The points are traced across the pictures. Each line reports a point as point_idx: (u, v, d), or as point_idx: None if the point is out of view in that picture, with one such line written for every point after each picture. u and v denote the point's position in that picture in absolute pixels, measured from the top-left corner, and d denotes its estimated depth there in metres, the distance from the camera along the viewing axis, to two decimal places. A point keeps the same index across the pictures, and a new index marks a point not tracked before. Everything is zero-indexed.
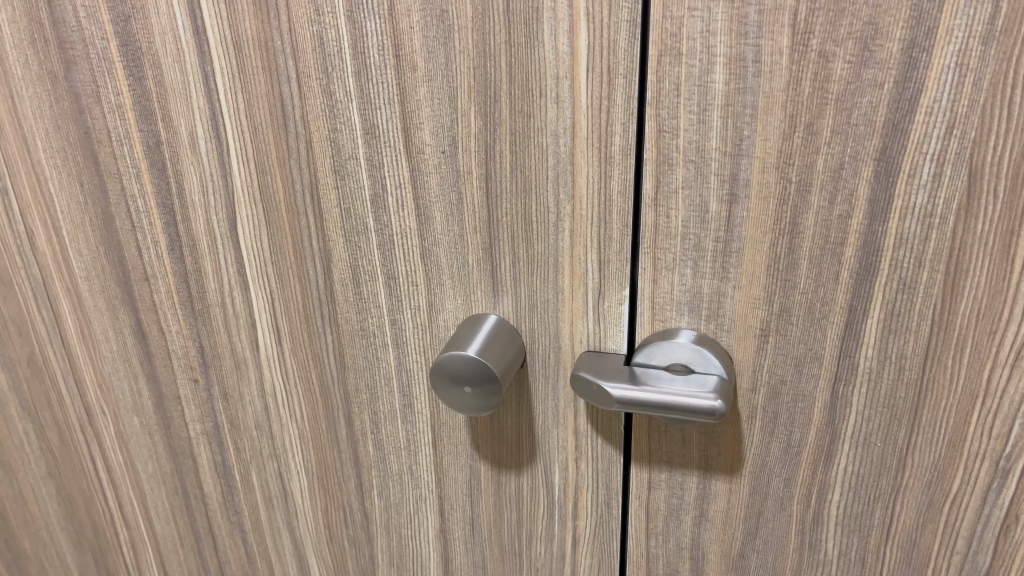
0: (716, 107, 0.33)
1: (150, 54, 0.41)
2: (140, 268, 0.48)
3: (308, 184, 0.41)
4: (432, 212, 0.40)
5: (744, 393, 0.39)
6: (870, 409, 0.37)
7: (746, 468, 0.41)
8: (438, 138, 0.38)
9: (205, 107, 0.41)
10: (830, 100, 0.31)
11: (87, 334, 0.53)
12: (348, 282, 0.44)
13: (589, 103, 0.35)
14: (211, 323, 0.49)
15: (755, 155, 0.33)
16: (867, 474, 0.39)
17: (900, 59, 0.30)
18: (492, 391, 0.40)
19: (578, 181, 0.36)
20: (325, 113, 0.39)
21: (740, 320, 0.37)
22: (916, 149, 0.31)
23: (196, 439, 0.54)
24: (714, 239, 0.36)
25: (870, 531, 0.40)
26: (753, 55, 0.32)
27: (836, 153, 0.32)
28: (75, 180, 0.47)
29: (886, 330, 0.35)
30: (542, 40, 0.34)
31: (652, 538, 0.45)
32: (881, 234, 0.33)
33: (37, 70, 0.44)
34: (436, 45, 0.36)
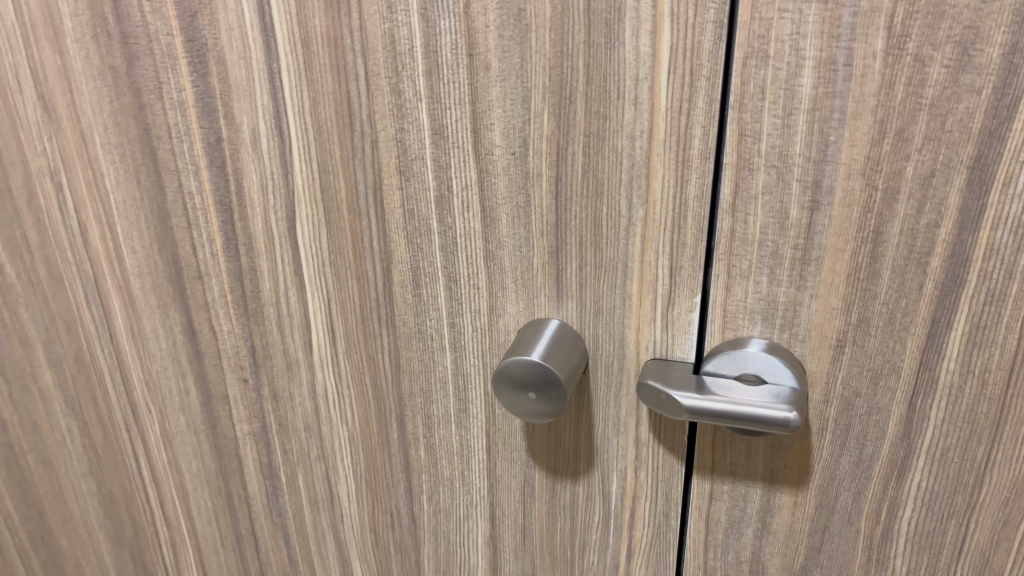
0: (802, 111, 0.32)
1: (216, 50, 0.40)
2: (194, 266, 0.48)
3: (371, 184, 0.41)
4: (498, 214, 0.39)
5: (815, 404, 0.38)
6: (949, 424, 0.36)
7: (813, 481, 0.40)
8: (508, 139, 0.37)
9: (269, 104, 0.41)
10: (924, 105, 0.30)
11: (137, 331, 0.53)
12: (408, 284, 0.43)
13: (669, 105, 0.34)
14: (263, 323, 0.48)
15: (841, 161, 0.33)
16: (941, 491, 0.38)
17: (1001, 65, 0.29)
18: (557, 397, 0.39)
19: (653, 185, 0.36)
20: (393, 113, 0.39)
21: (815, 330, 0.36)
22: (1012, 158, 0.30)
23: (243, 439, 0.54)
24: (793, 247, 0.35)
25: (941, 549, 0.39)
26: (844, 58, 0.31)
27: (926, 160, 0.31)
28: (131, 176, 0.46)
29: (970, 343, 0.34)
30: (623, 41, 0.33)
31: (711, 551, 0.44)
32: (971, 244, 0.32)
33: (99, 65, 0.44)
34: (512, 45, 0.35)
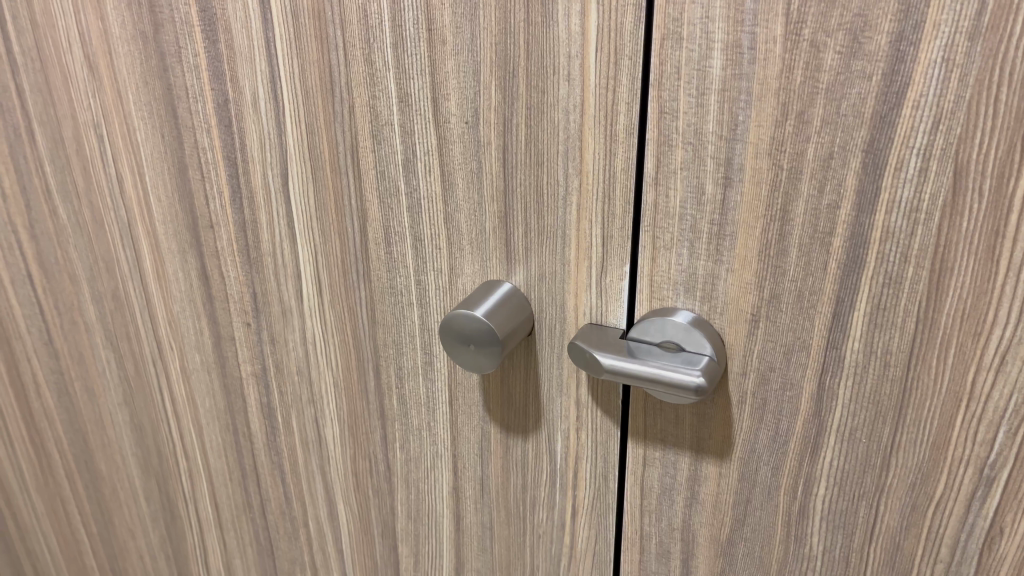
0: (713, 91, 0.34)
1: (224, 20, 0.45)
2: (207, 216, 0.54)
3: (350, 146, 0.45)
4: (455, 179, 0.43)
5: (734, 376, 0.40)
6: (856, 403, 0.37)
7: (735, 454, 0.42)
8: (463, 109, 0.41)
9: (265, 70, 0.45)
10: (821, 89, 0.32)
11: (161, 273, 0.59)
12: (380, 242, 0.47)
13: (598, 82, 0.37)
14: (263, 271, 0.53)
15: (748, 140, 0.34)
16: (851, 471, 0.39)
17: (888, 52, 0.30)
18: (493, 352, 0.42)
19: (586, 157, 0.38)
20: (366, 81, 0.43)
21: (732, 303, 0.38)
22: (903, 143, 0.32)
23: (248, 379, 0.59)
24: (709, 222, 0.37)
25: (853, 530, 0.40)
26: (748, 43, 0.33)
27: (825, 142, 0.33)
28: (157, 132, 0.52)
29: (871, 324, 0.35)
30: (557, 20, 0.36)
31: (646, 516, 0.46)
32: (868, 226, 0.33)
33: (132, 30, 0.49)
34: (464, 22, 0.38)
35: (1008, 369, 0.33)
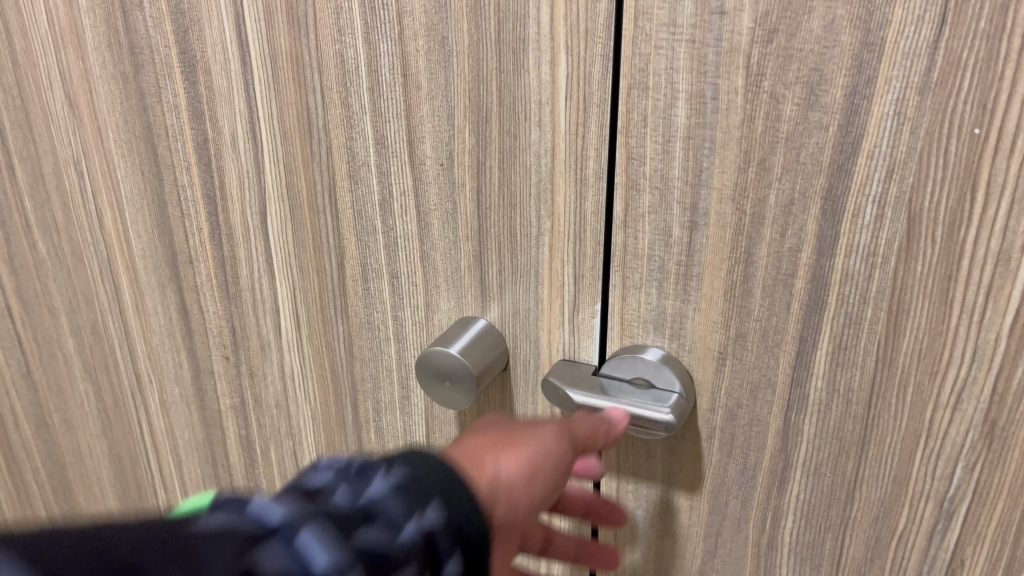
0: (679, 139, 0.35)
1: (203, 62, 0.46)
2: (186, 252, 0.54)
3: (328, 186, 0.46)
4: (430, 218, 0.44)
5: (703, 412, 0.41)
6: (820, 438, 0.38)
7: (705, 487, 0.43)
8: (438, 151, 0.42)
9: (244, 111, 0.46)
10: (781, 138, 0.33)
11: (140, 307, 0.59)
12: (358, 279, 0.48)
13: (568, 128, 0.38)
14: (242, 306, 0.54)
15: (713, 186, 0.36)
16: (817, 504, 0.40)
17: (843, 105, 0.32)
18: (468, 388, 0.43)
19: (557, 199, 0.39)
20: (343, 123, 0.43)
21: (700, 341, 0.39)
22: (859, 191, 0.33)
23: (226, 411, 0.60)
24: (677, 262, 0.38)
25: (821, 561, 0.41)
26: (711, 93, 0.34)
27: (786, 189, 0.34)
28: (138, 168, 0.53)
29: (834, 363, 0.36)
30: (528, 68, 0.37)
31: (620, 547, 0.47)
32: (828, 269, 0.35)
33: (112, 70, 0.50)
34: (438, 68, 0.39)
35: (963, 407, 0.34)
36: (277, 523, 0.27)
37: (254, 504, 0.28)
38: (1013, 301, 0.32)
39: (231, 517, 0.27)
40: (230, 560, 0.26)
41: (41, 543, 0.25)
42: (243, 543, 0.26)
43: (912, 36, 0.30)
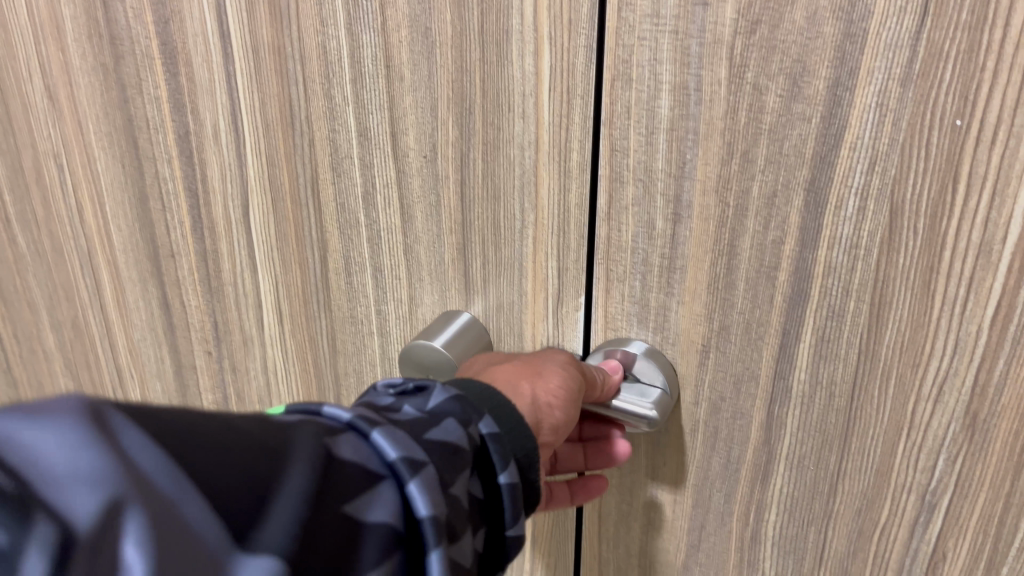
0: (663, 130, 0.35)
1: (184, 53, 0.46)
2: (168, 245, 0.53)
3: (310, 178, 0.46)
4: (414, 211, 0.43)
5: (687, 405, 0.41)
6: (803, 431, 0.38)
7: (689, 480, 0.43)
8: (421, 144, 0.41)
9: (226, 103, 0.46)
10: (764, 130, 0.33)
11: (121, 301, 0.58)
12: (341, 272, 0.47)
13: (551, 120, 0.37)
14: (224, 300, 0.53)
15: (696, 178, 0.36)
16: (801, 497, 0.40)
17: (826, 96, 0.32)
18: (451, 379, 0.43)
19: (540, 191, 0.39)
20: (326, 115, 0.43)
21: (683, 334, 0.39)
22: (842, 183, 0.33)
23: (209, 407, 0.59)
24: (660, 255, 0.38)
25: (804, 554, 0.41)
26: (695, 84, 0.34)
27: (769, 180, 0.34)
28: (118, 161, 0.52)
29: (817, 356, 0.36)
30: (511, 59, 0.37)
31: (604, 541, 0.47)
32: (811, 261, 0.35)
33: (92, 62, 0.49)
34: (421, 59, 0.39)
35: (945, 398, 0.34)
36: (349, 422, 0.29)
37: (325, 409, 0.30)
38: (994, 292, 0.32)
39: (303, 418, 0.29)
40: (315, 442, 0.27)
41: (141, 407, 0.24)
42: (322, 433, 0.28)
43: (894, 28, 0.30)
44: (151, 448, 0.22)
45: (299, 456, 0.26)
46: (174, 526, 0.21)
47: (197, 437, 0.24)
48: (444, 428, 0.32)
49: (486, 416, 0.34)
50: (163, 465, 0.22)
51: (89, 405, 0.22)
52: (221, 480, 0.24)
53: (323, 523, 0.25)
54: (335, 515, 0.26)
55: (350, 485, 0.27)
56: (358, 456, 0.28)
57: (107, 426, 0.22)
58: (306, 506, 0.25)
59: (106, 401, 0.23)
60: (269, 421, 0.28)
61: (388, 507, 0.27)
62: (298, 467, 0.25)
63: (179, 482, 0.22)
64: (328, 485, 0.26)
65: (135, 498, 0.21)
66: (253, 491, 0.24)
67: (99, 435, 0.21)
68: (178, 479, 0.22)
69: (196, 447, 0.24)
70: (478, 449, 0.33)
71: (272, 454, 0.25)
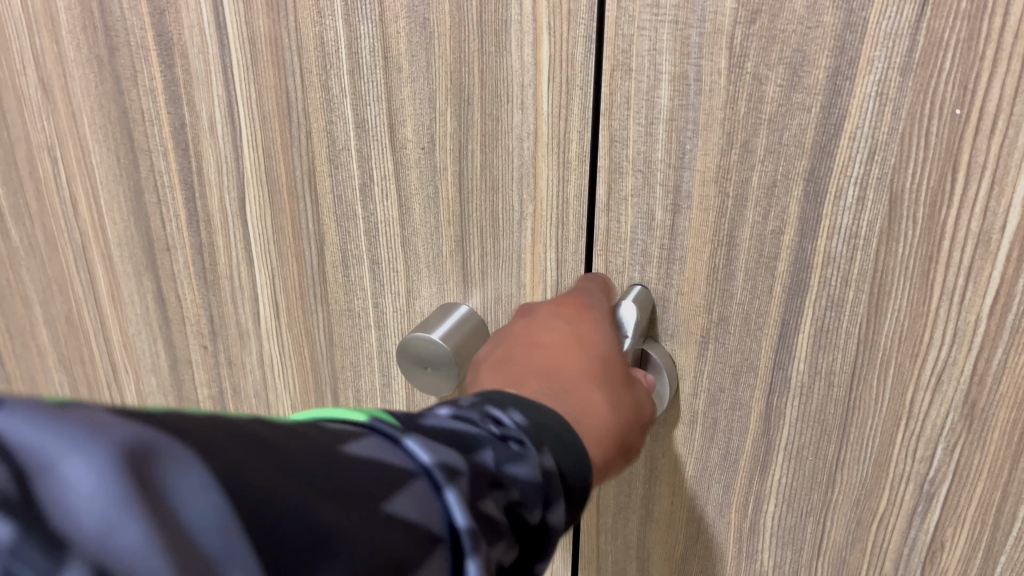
0: (662, 121, 0.35)
1: (180, 44, 0.45)
2: (163, 239, 0.53)
3: (308, 170, 0.45)
4: (412, 203, 0.43)
5: (686, 396, 0.41)
6: (802, 421, 0.38)
7: (687, 472, 0.43)
8: (419, 135, 0.41)
9: (222, 95, 0.45)
10: (763, 120, 0.33)
11: (116, 295, 0.58)
12: (338, 265, 0.47)
13: (550, 111, 0.37)
14: (220, 294, 0.53)
15: (695, 168, 0.36)
16: (799, 487, 0.40)
17: (826, 86, 0.32)
18: (447, 373, 0.43)
19: (539, 183, 0.39)
20: (323, 107, 0.43)
21: (682, 325, 0.39)
22: (841, 172, 0.33)
23: (204, 401, 0.59)
24: (660, 246, 0.38)
25: (802, 544, 0.41)
26: (694, 74, 0.34)
27: (769, 170, 0.34)
28: (113, 154, 0.52)
29: (815, 346, 0.36)
30: (510, 50, 0.37)
31: (602, 533, 0.47)
32: (811, 251, 0.35)
33: (87, 53, 0.49)
34: (419, 50, 0.39)
35: (944, 388, 0.34)
36: (430, 462, 0.23)
37: (403, 439, 0.24)
38: (993, 281, 0.32)
39: (373, 447, 0.23)
40: (378, 502, 0.21)
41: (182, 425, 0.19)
42: (389, 483, 0.22)
43: (894, 17, 0.30)
44: (201, 495, 0.18)
45: (357, 520, 0.20)
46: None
47: (256, 484, 0.19)
48: (517, 494, 0.25)
49: (563, 496, 0.27)
50: (215, 522, 0.17)
51: (137, 437, 0.17)
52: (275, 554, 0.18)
53: None
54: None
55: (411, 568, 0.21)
56: (428, 517, 0.22)
57: (150, 467, 0.17)
58: None
59: (153, 425, 0.18)
60: (337, 453, 0.22)
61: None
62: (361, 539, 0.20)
63: (226, 543, 0.17)
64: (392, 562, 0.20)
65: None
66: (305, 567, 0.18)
67: (134, 486, 0.17)
68: (226, 543, 0.17)
69: (253, 500, 0.18)
70: (539, 531, 0.27)
71: (334, 513, 0.20)
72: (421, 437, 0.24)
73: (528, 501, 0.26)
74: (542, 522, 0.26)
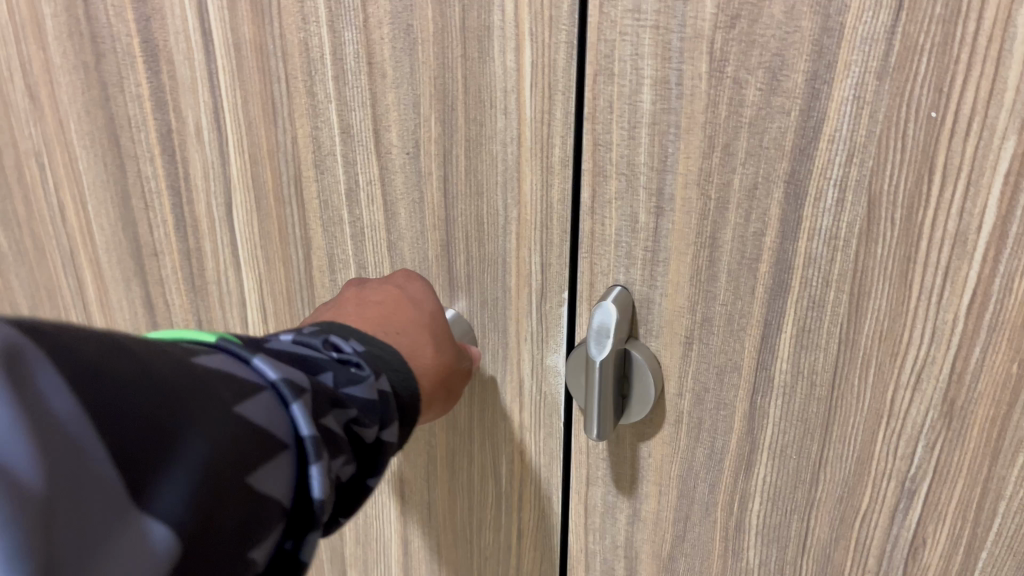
0: (645, 124, 0.36)
1: (165, 51, 0.46)
2: (151, 244, 0.53)
3: (293, 176, 0.46)
4: (398, 208, 0.44)
5: (671, 397, 0.41)
6: (785, 420, 0.39)
7: (673, 472, 0.43)
8: (404, 140, 0.41)
9: (207, 101, 0.46)
10: (744, 124, 0.34)
11: (104, 301, 0.58)
12: (325, 269, 0.48)
13: (533, 116, 0.38)
14: (208, 299, 0.53)
15: (678, 171, 0.36)
16: (783, 486, 0.40)
17: (805, 90, 0.32)
18: None
19: (523, 187, 0.40)
20: (309, 112, 0.43)
21: (666, 326, 0.40)
22: (821, 175, 0.33)
23: None
24: (644, 248, 0.38)
25: (787, 542, 0.41)
26: (676, 78, 0.34)
27: (750, 173, 0.35)
28: (100, 160, 0.52)
29: (798, 346, 0.37)
30: (493, 56, 0.37)
31: (590, 533, 0.47)
32: (792, 252, 0.35)
33: (74, 60, 0.49)
34: (403, 56, 0.39)
35: (924, 386, 0.35)
36: (275, 380, 0.30)
37: (253, 359, 0.30)
38: (970, 280, 0.32)
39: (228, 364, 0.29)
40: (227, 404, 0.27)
41: (67, 340, 0.23)
42: (239, 392, 0.28)
43: (871, 21, 0.30)
44: (64, 394, 0.22)
45: (208, 416, 0.26)
46: (74, 482, 0.22)
47: (121, 385, 0.24)
48: (354, 411, 0.33)
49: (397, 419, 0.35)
50: (73, 414, 0.22)
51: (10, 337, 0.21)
52: (132, 438, 0.23)
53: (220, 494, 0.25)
54: (232, 490, 0.26)
55: (253, 454, 0.27)
56: (267, 421, 0.28)
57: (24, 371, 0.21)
58: (201, 477, 0.25)
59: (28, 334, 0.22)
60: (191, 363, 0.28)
61: (276, 485, 0.28)
62: (203, 435, 0.26)
63: (88, 437, 0.22)
64: (231, 448, 0.26)
65: (36, 464, 0.20)
66: (157, 452, 0.24)
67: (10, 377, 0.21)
68: (82, 432, 0.22)
69: (115, 397, 0.24)
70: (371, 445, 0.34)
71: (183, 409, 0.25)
72: (269, 359, 0.31)
73: (362, 415, 0.33)
74: (376, 438, 0.34)
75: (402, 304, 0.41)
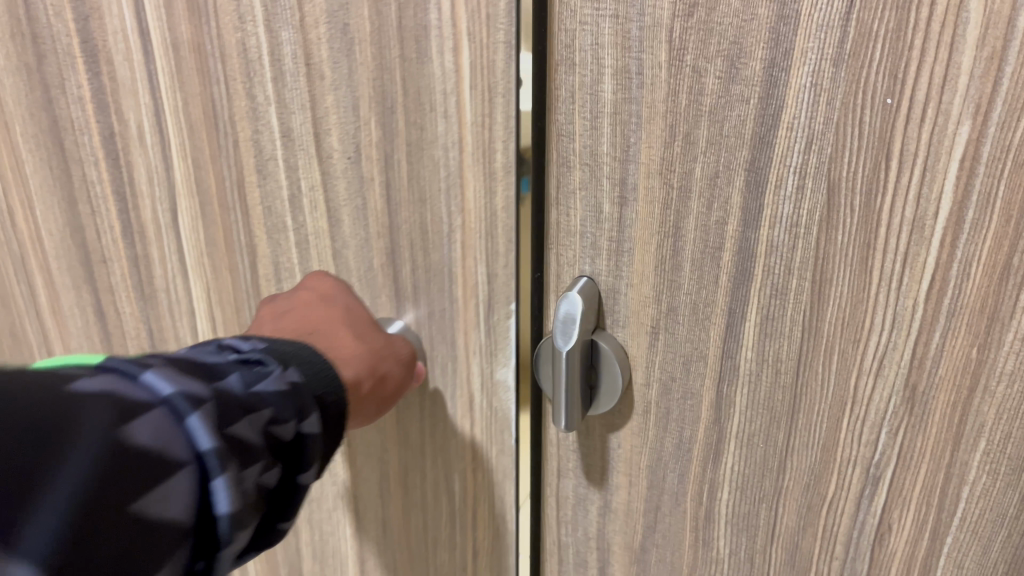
0: (607, 114, 0.36)
1: (105, 51, 0.44)
2: (98, 250, 0.52)
3: (236, 181, 0.45)
4: (341, 215, 0.43)
5: (639, 387, 0.41)
6: (752, 409, 0.39)
7: (642, 462, 0.43)
8: (344, 145, 0.41)
9: (149, 102, 0.45)
10: (704, 112, 0.34)
11: (55, 309, 0.57)
12: (273, 275, 0.47)
13: (473, 121, 0.38)
14: (159, 305, 0.52)
15: (641, 161, 0.36)
16: (751, 475, 0.40)
17: (763, 77, 0.32)
18: None
19: (467, 193, 0.40)
20: (248, 115, 0.43)
21: (633, 316, 0.40)
22: (781, 162, 0.33)
23: None
24: (609, 238, 0.38)
25: (756, 531, 0.41)
26: (636, 67, 0.34)
27: (711, 162, 0.34)
28: (46, 164, 0.51)
29: (762, 335, 0.37)
30: (431, 57, 0.37)
31: (562, 526, 0.47)
32: (754, 241, 0.35)
33: (16, 61, 0.48)
34: (341, 57, 0.39)
35: (885, 373, 0.35)
36: (167, 394, 0.28)
37: (143, 374, 0.28)
38: (928, 266, 0.32)
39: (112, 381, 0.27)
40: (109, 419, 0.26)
41: None
42: (123, 410, 0.26)
43: (826, 8, 0.30)
44: None
45: (88, 432, 0.25)
46: None
47: None
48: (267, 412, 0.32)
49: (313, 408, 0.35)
50: None
51: None
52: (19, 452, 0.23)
53: (113, 514, 0.24)
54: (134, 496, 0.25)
55: (149, 469, 0.26)
56: (160, 440, 0.27)
57: None
58: (93, 489, 0.24)
59: None
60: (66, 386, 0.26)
61: (180, 501, 0.27)
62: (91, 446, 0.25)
63: None
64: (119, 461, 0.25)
65: None
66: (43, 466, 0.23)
67: None
68: None
69: None
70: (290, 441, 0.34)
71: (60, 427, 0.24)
72: (160, 372, 0.29)
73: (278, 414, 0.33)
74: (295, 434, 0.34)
75: (313, 304, 0.43)
